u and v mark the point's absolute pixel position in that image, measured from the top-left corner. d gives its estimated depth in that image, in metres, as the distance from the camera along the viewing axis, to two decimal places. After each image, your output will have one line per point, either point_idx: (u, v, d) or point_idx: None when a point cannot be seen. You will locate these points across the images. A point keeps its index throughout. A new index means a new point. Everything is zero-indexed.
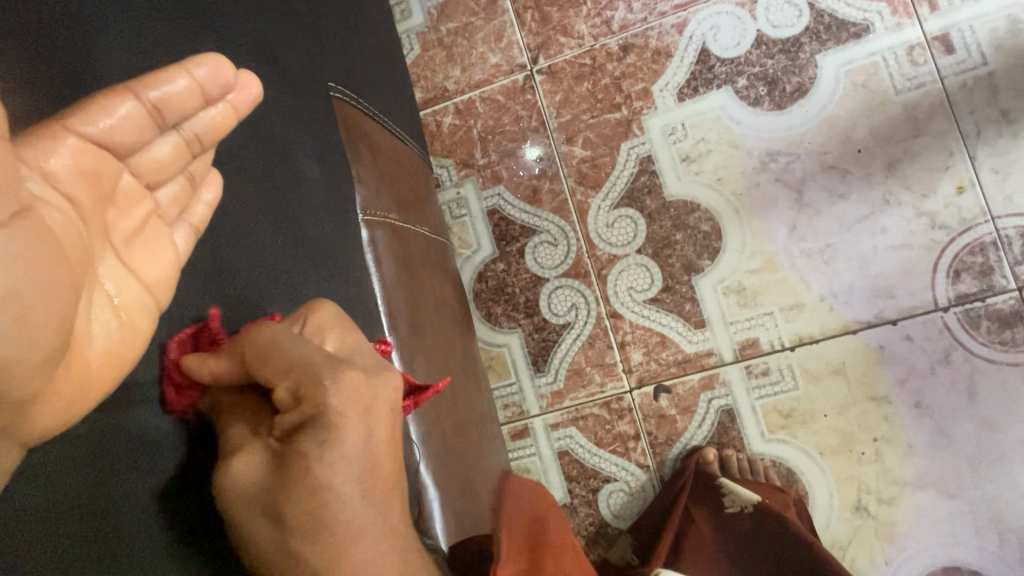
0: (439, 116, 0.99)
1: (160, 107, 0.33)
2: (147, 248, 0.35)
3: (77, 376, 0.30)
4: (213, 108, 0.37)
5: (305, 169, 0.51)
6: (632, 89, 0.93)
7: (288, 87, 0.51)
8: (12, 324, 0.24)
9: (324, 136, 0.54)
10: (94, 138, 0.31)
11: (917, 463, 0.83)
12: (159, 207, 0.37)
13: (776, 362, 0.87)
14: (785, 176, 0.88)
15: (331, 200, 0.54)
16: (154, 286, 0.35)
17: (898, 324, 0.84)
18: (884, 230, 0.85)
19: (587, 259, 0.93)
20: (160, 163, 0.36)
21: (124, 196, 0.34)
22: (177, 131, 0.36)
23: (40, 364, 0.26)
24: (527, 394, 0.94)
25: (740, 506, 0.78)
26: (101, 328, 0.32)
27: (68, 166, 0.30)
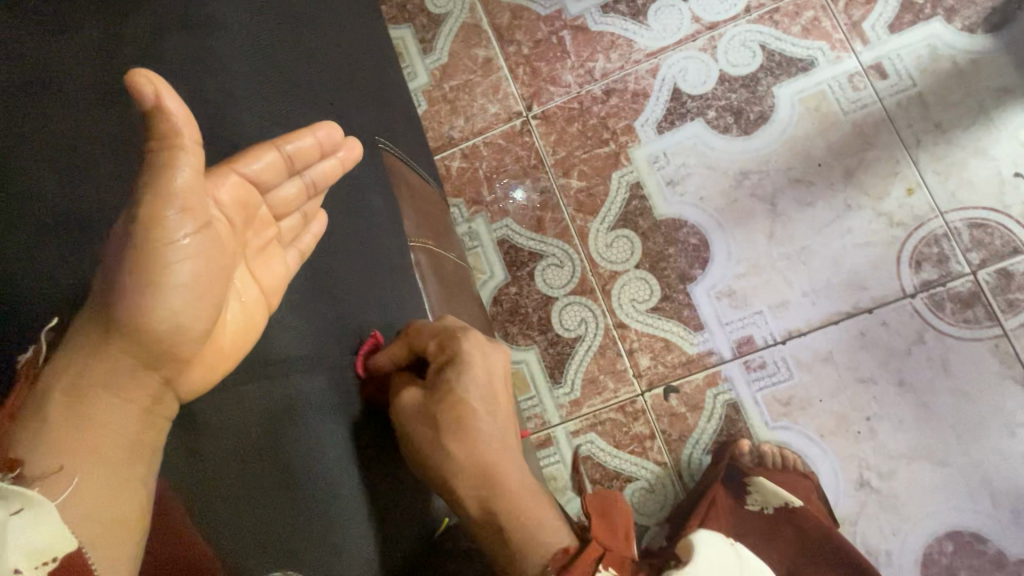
0: (447, 161, 1.11)
1: (292, 155, 0.49)
2: (266, 261, 0.51)
3: (214, 350, 0.47)
4: (329, 162, 0.52)
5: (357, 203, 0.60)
6: (617, 126, 1.06)
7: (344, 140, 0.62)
8: (191, 299, 0.43)
9: (373, 178, 0.65)
10: (245, 175, 0.47)
11: (908, 437, 0.91)
12: (280, 232, 0.52)
13: (771, 355, 0.96)
14: (759, 190, 1.00)
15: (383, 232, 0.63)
16: (268, 289, 0.50)
17: (873, 311, 0.94)
18: (849, 231, 0.97)
19: (592, 277, 1.03)
20: (286, 199, 0.52)
21: (260, 220, 0.50)
22: (302, 177, 0.52)
23: (200, 334, 0.44)
24: (548, 405, 1.01)
25: (761, 505, 0.84)
26: (233, 317, 0.48)
27: (228, 197, 0.46)
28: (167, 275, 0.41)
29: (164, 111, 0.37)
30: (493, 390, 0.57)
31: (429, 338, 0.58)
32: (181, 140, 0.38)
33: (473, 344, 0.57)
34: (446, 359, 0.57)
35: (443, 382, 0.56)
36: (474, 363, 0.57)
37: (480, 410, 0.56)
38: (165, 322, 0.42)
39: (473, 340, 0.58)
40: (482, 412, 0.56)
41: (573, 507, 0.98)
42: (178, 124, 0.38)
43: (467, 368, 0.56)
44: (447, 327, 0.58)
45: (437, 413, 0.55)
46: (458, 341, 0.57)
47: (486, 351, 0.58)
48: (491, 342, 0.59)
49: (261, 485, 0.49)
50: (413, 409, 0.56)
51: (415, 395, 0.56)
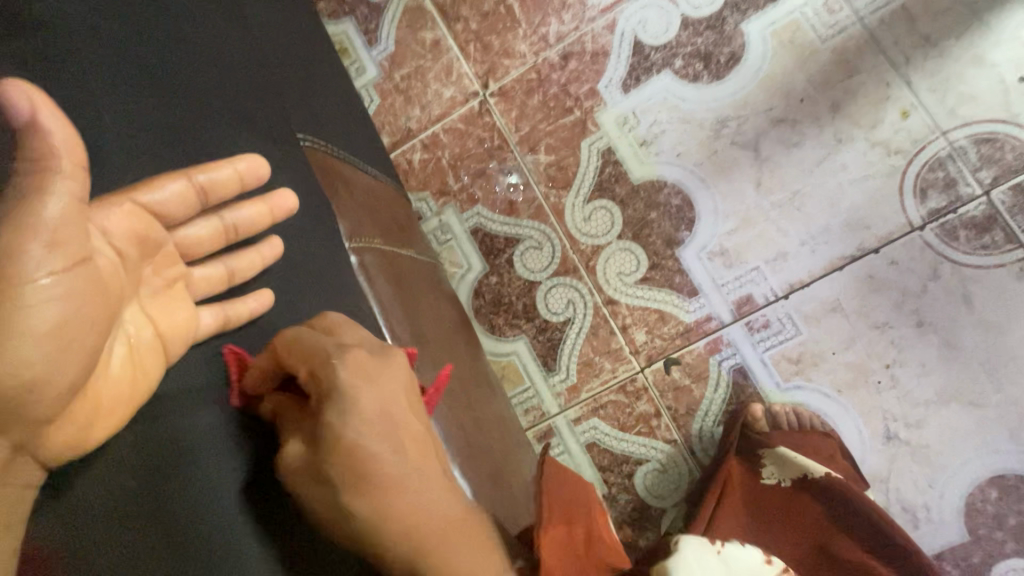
0: (408, 155, 1.05)
1: (205, 188, 0.48)
2: (168, 304, 0.47)
3: (90, 404, 0.41)
4: (253, 207, 0.53)
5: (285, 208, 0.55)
6: (580, 91, 0.99)
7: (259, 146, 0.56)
8: (61, 348, 0.37)
9: (303, 181, 0.59)
10: (144, 204, 0.45)
11: (934, 381, 0.84)
12: (188, 275, 0.50)
13: (774, 313, 0.89)
14: (739, 138, 0.92)
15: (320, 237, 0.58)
16: (167, 335, 0.47)
17: (880, 251, 0.86)
18: (843, 167, 0.89)
19: (573, 255, 0.97)
20: (194, 240, 0.51)
21: (162, 257, 0.48)
22: (221, 220, 0.52)
23: (71, 385, 0.39)
24: (545, 395, 0.96)
25: (777, 479, 0.79)
26: (116, 365, 0.43)
27: (118, 225, 0.42)
28: (22, 324, 0.35)
29: (41, 131, 0.32)
30: (393, 421, 0.48)
31: (299, 363, 0.47)
32: (56, 161, 0.33)
33: (351, 369, 0.46)
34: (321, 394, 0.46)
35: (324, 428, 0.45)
36: (359, 392, 0.46)
37: (387, 453, 0.46)
38: (14, 370, 0.36)
39: (353, 361, 0.47)
40: (382, 446, 0.46)
41: None
42: (57, 143, 0.33)
43: (352, 399, 0.46)
44: (322, 349, 0.47)
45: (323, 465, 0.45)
46: (333, 367, 0.46)
47: (367, 375, 0.47)
48: (377, 354, 0.49)
49: (175, 545, 0.42)
50: (303, 464, 0.46)
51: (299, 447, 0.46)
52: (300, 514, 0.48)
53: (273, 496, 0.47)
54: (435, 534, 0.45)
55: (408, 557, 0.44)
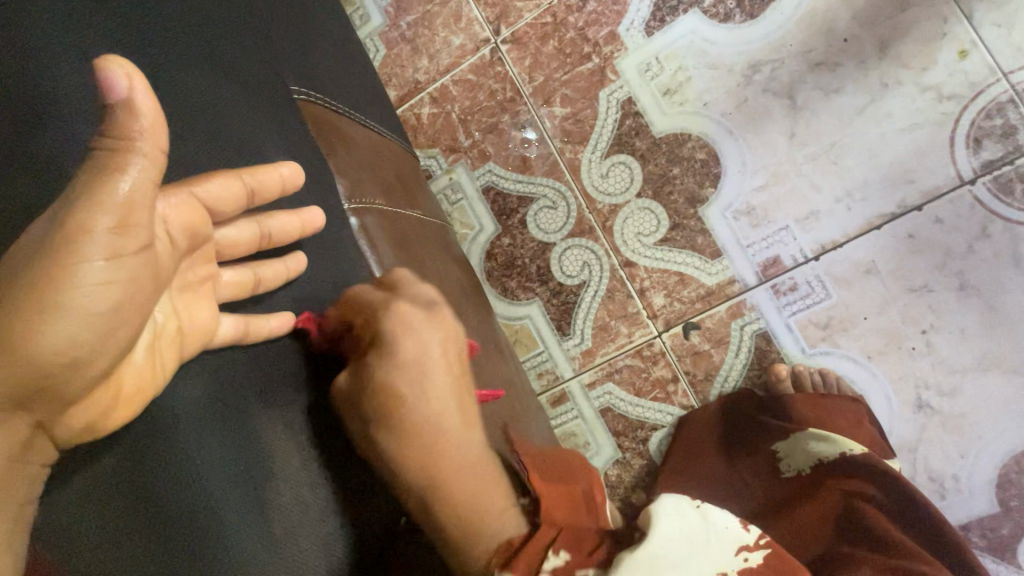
0: (416, 109, 1.00)
1: (255, 189, 0.46)
2: (193, 301, 0.44)
3: (109, 392, 0.37)
4: (287, 218, 0.50)
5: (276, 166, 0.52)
6: (599, 35, 0.91)
7: (248, 93, 0.51)
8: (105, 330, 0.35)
9: (297, 135, 0.55)
10: (198, 196, 0.42)
11: (974, 349, 0.79)
12: (217, 280, 0.47)
13: (803, 275, 0.84)
14: (773, 84, 0.85)
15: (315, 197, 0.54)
16: (189, 335, 0.43)
17: (924, 208, 0.80)
18: (888, 115, 0.81)
19: (590, 215, 0.92)
20: (234, 241, 0.48)
21: (201, 254, 0.45)
22: (258, 224, 0.49)
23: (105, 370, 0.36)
24: (559, 359, 0.94)
25: (796, 470, 0.75)
26: (138, 359, 0.39)
27: (169, 210, 0.40)
28: (70, 298, 0.32)
29: (134, 111, 0.30)
30: (424, 366, 0.50)
31: (357, 316, 0.51)
32: (136, 143, 0.31)
33: (395, 323, 0.50)
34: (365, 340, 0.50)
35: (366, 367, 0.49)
36: (399, 339, 0.49)
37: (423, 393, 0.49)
38: (65, 346, 0.33)
39: (398, 314, 0.50)
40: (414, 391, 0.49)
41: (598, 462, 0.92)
42: (145, 124, 0.31)
43: (392, 347, 0.49)
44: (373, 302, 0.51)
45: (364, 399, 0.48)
46: (379, 317, 0.50)
47: (415, 328, 0.50)
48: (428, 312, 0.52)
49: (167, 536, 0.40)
50: (349, 391, 0.49)
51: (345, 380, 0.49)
52: (297, 500, 0.45)
53: (265, 481, 0.44)
54: (452, 465, 0.50)
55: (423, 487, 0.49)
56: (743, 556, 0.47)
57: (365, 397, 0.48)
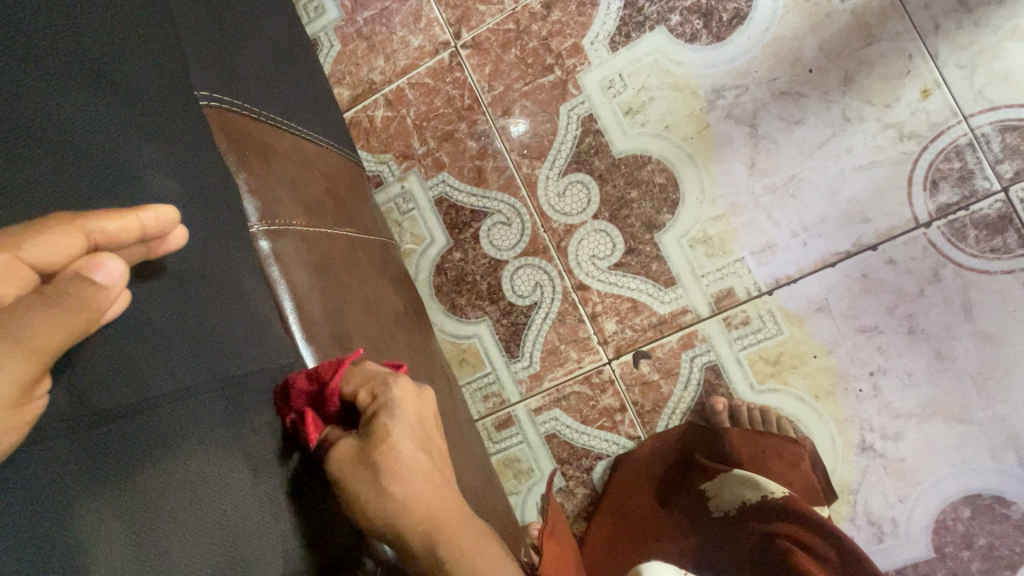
0: (370, 111, 0.94)
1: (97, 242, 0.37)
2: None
3: None
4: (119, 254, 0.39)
5: (155, 184, 0.46)
6: (562, 47, 0.87)
7: (122, 102, 0.45)
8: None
9: (190, 151, 0.50)
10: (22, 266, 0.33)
11: (918, 393, 0.78)
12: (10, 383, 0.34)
13: (755, 310, 0.82)
14: (737, 111, 0.82)
15: (209, 219, 0.49)
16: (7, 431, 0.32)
17: (878, 248, 0.78)
18: (849, 151, 0.79)
19: (544, 234, 0.89)
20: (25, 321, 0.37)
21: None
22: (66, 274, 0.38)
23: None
24: (505, 381, 0.90)
25: (724, 510, 0.75)
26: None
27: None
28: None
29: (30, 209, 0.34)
30: (421, 417, 0.50)
31: (359, 386, 0.50)
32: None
33: (402, 389, 0.50)
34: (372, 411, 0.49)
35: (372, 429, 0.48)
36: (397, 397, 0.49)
37: (407, 438, 0.48)
38: None
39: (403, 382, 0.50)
40: (407, 438, 0.48)
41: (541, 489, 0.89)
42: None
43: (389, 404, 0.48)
44: (377, 373, 0.51)
45: (363, 450, 0.47)
46: (387, 390, 0.49)
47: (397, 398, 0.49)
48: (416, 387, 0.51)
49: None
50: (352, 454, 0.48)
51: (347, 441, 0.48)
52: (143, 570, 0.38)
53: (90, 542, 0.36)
54: (426, 502, 0.47)
55: (418, 533, 0.46)
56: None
57: (361, 466, 0.47)
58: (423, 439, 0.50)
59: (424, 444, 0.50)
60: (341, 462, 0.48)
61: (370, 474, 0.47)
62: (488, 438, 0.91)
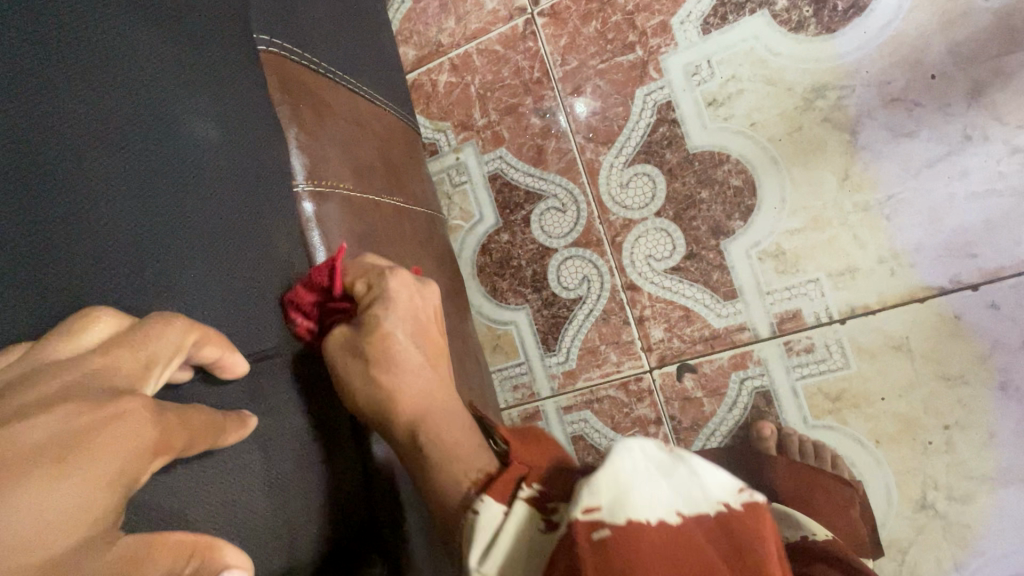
0: (433, 75, 0.90)
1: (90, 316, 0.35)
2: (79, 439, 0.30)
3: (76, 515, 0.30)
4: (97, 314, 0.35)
5: (195, 131, 0.43)
6: (648, 24, 0.80)
7: (170, 35, 0.43)
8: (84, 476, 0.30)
9: (236, 100, 0.47)
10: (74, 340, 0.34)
11: (1000, 456, 0.69)
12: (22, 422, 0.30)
13: (822, 338, 0.75)
14: (837, 115, 0.73)
15: (245, 172, 0.46)
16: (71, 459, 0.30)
17: (979, 288, 0.69)
18: (963, 174, 0.69)
19: (600, 226, 0.83)
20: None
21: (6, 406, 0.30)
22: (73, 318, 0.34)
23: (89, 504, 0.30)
24: (538, 374, 0.87)
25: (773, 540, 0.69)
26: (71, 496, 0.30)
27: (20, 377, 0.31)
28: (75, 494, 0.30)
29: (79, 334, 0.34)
30: (417, 317, 0.52)
31: (357, 279, 0.51)
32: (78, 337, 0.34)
33: (398, 281, 0.50)
34: (364, 300, 0.50)
35: (369, 321, 0.49)
36: (396, 294, 0.50)
37: (402, 330, 0.50)
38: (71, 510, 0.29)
39: (400, 277, 0.51)
40: (405, 332, 0.51)
41: None
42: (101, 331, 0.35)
43: (389, 298, 0.50)
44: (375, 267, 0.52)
45: (357, 341, 0.49)
46: (382, 279, 0.50)
47: (395, 289, 0.50)
48: (420, 285, 0.53)
49: None
50: (354, 375, 0.49)
51: (340, 336, 0.50)
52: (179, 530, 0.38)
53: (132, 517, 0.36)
54: (415, 391, 0.50)
55: (408, 419, 0.50)
56: (718, 502, 0.40)
57: (352, 358, 0.49)
58: (424, 339, 0.53)
59: (424, 352, 0.52)
60: (338, 348, 0.49)
61: (364, 359, 0.49)
62: None
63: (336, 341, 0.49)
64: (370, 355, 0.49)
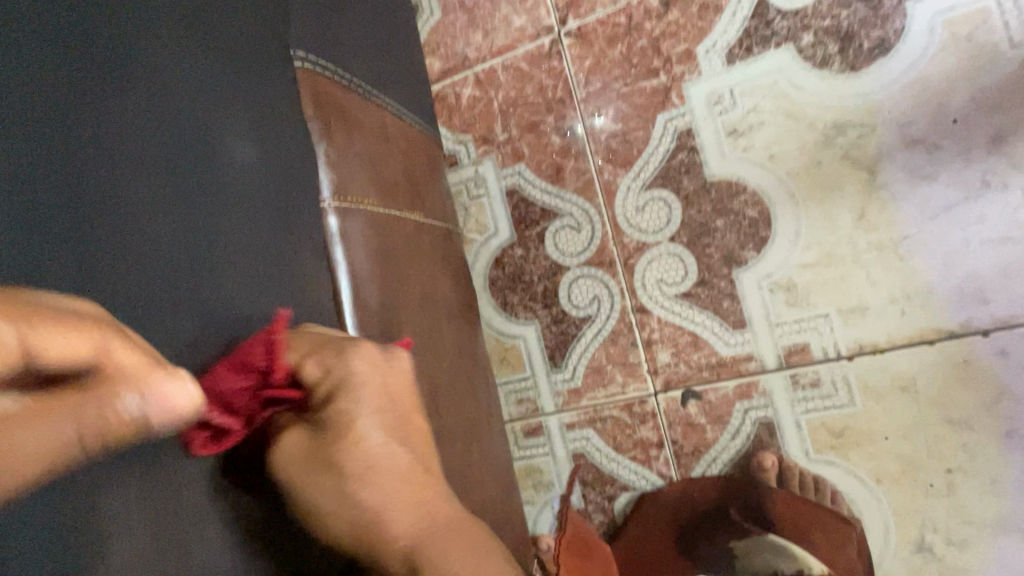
0: (458, 87, 0.91)
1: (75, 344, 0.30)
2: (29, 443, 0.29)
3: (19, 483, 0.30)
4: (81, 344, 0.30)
5: (235, 151, 0.48)
6: (673, 51, 0.80)
7: (220, 60, 0.48)
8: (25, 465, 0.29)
9: (272, 121, 0.52)
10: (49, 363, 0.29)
11: (1002, 504, 0.69)
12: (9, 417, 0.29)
13: (829, 373, 0.75)
14: (857, 153, 0.73)
15: (275, 186, 0.51)
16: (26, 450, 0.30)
17: (990, 335, 0.69)
18: (980, 220, 0.69)
19: (614, 247, 0.84)
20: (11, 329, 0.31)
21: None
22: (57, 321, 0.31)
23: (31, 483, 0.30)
24: (543, 390, 0.87)
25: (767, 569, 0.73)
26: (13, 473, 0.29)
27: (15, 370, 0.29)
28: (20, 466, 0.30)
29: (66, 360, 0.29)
30: (388, 387, 0.48)
31: (308, 360, 0.47)
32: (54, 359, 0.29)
33: (366, 360, 0.48)
34: (322, 397, 0.47)
35: (323, 413, 0.47)
36: (355, 369, 0.47)
37: (371, 409, 0.47)
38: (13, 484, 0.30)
39: (365, 352, 0.48)
40: (373, 415, 0.47)
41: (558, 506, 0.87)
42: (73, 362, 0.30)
43: (349, 381, 0.46)
44: (332, 338, 0.49)
45: (326, 445, 0.46)
46: (344, 361, 0.47)
47: (371, 360, 0.48)
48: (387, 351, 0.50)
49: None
50: (299, 454, 0.46)
51: (294, 437, 0.47)
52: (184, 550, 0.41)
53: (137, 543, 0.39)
54: (400, 512, 0.45)
55: (407, 544, 0.44)
56: None
57: (312, 462, 0.46)
58: (401, 426, 0.48)
59: (400, 412, 0.48)
60: (297, 447, 0.46)
61: (324, 455, 0.46)
62: (514, 442, 0.89)
63: (286, 450, 0.46)
64: (335, 448, 0.46)
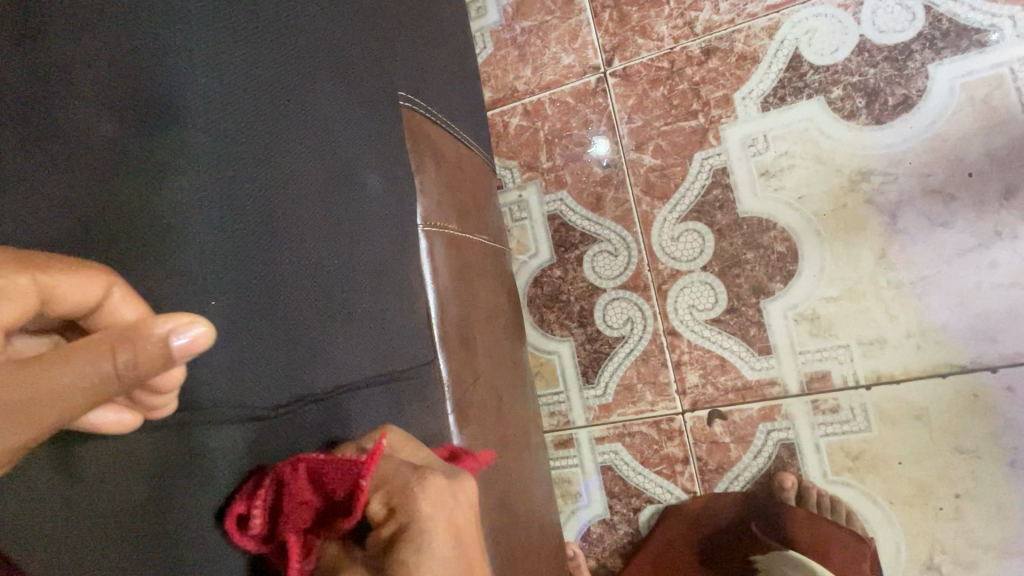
0: (507, 117, 0.98)
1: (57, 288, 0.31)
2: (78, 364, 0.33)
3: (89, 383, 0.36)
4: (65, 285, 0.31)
5: (371, 184, 0.54)
6: (711, 96, 0.87)
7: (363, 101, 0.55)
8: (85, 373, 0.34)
9: (395, 155, 0.58)
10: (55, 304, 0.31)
11: (1006, 528, 0.75)
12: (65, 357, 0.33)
13: (848, 400, 0.81)
14: (879, 198, 0.80)
15: (396, 213, 0.57)
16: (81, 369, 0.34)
17: (997, 371, 0.75)
18: (991, 265, 0.76)
19: (649, 273, 0.90)
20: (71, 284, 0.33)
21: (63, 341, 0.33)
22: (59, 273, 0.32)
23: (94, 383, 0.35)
24: (575, 404, 0.92)
25: None
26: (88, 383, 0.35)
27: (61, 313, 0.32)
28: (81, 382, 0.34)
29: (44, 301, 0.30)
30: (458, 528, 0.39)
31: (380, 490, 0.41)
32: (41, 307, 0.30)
33: (433, 498, 0.39)
34: (395, 526, 0.39)
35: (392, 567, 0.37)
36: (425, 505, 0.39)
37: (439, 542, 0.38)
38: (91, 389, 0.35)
39: (434, 488, 0.40)
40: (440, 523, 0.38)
41: (585, 515, 0.91)
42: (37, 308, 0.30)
43: (417, 518, 0.38)
44: (398, 471, 0.41)
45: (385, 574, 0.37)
46: (412, 497, 0.39)
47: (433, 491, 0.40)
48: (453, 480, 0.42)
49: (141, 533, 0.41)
50: None
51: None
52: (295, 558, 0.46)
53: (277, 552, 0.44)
54: None
55: None
56: None
57: None
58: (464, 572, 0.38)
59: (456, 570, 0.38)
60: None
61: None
62: None
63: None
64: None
